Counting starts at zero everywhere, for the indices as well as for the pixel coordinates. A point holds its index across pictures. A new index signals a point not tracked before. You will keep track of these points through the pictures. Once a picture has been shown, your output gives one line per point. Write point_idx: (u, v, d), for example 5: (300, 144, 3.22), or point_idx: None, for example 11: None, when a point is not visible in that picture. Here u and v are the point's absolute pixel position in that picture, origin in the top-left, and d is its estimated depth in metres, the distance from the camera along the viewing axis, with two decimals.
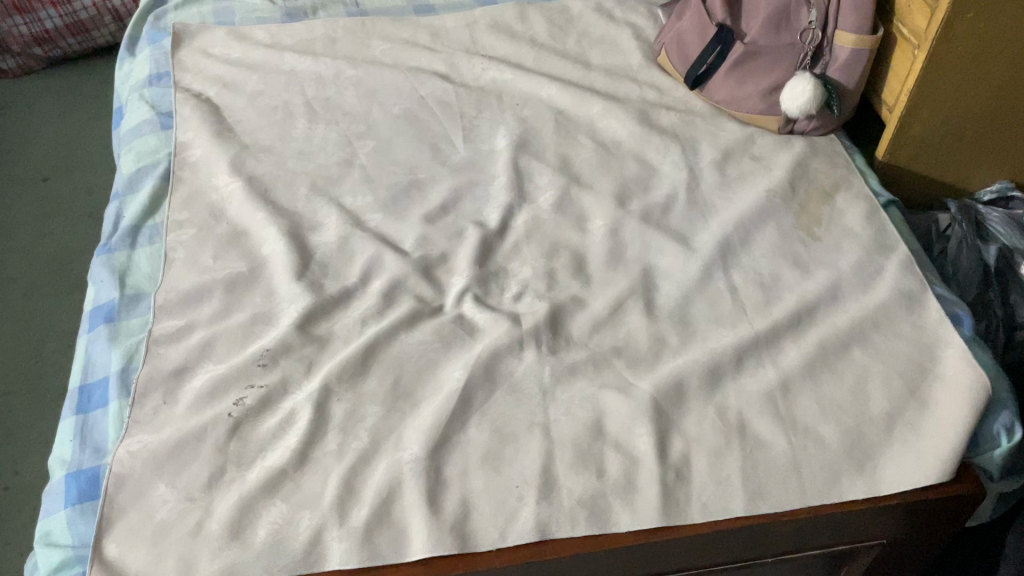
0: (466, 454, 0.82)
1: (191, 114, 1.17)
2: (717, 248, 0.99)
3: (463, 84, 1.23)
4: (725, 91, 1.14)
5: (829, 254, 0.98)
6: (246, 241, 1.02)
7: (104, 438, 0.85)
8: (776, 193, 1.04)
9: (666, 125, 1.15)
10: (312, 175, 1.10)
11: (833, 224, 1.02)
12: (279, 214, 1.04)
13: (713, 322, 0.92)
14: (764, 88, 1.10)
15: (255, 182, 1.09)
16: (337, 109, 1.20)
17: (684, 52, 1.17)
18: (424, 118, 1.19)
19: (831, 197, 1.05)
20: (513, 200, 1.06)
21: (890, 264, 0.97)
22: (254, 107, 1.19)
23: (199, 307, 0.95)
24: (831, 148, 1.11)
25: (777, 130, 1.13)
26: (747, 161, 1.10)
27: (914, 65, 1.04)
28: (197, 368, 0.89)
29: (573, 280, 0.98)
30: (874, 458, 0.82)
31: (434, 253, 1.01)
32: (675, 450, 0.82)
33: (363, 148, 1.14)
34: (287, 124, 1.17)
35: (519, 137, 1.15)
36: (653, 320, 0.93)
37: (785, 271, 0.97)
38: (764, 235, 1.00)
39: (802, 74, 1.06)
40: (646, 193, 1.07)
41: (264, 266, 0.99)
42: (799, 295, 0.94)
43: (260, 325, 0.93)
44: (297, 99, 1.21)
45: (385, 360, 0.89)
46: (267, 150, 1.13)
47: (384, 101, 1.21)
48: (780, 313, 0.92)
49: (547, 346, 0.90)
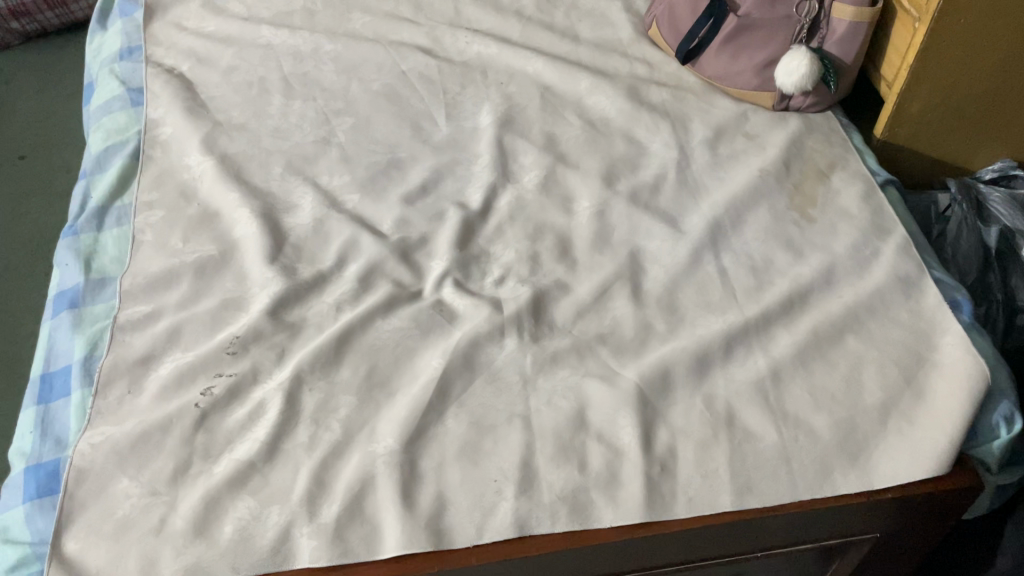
0: (442, 446, 0.78)
1: (163, 90, 1.12)
2: (707, 231, 0.95)
3: (446, 59, 1.19)
4: (718, 66, 1.09)
5: (823, 236, 0.95)
6: (217, 223, 0.98)
7: (66, 430, 0.81)
8: (769, 172, 1.00)
9: (656, 101, 1.11)
10: (288, 154, 1.06)
11: (828, 206, 0.98)
12: (252, 195, 1.00)
13: (702, 308, 0.89)
14: (758, 63, 1.06)
15: (228, 161, 1.04)
16: (315, 85, 1.15)
17: (675, 24, 1.12)
18: (405, 95, 1.14)
19: (827, 177, 1.01)
20: (496, 180, 1.02)
21: (887, 247, 0.93)
22: (228, 82, 1.15)
23: (167, 292, 0.91)
24: (827, 126, 1.07)
25: (772, 107, 1.09)
26: (740, 139, 1.06)
27: (914, 38, 1.00)
28: (164, 356, 0.86)
29: (557, 264, 0.94)
30: (868, 450, 0.78)
31: (414, 235, 0.97)
32: (660, 442, 0.79)
33: (342, 126, 1.10)
34: (262, 101, 1.13)
35: (503, 115, 1.10)
36: (639, 306, 0.89)
37: (778, 254, 0.93)
38: (757, 217, 0.96)
39: (798, 48, 1.02)
40: (634, 173, 1.03)
41: (236, 249, 0.95)
42: (792, 280, 0.90)
43: (231, 311, 0.89)
44: (274, 74, 1.16)
45: (360, 348, 0.86)
46: (241, 127, 1.09)
47: (364, 77, 1.16)
48: (771, 299, 0.88)
49: (529, 333, 0.87)
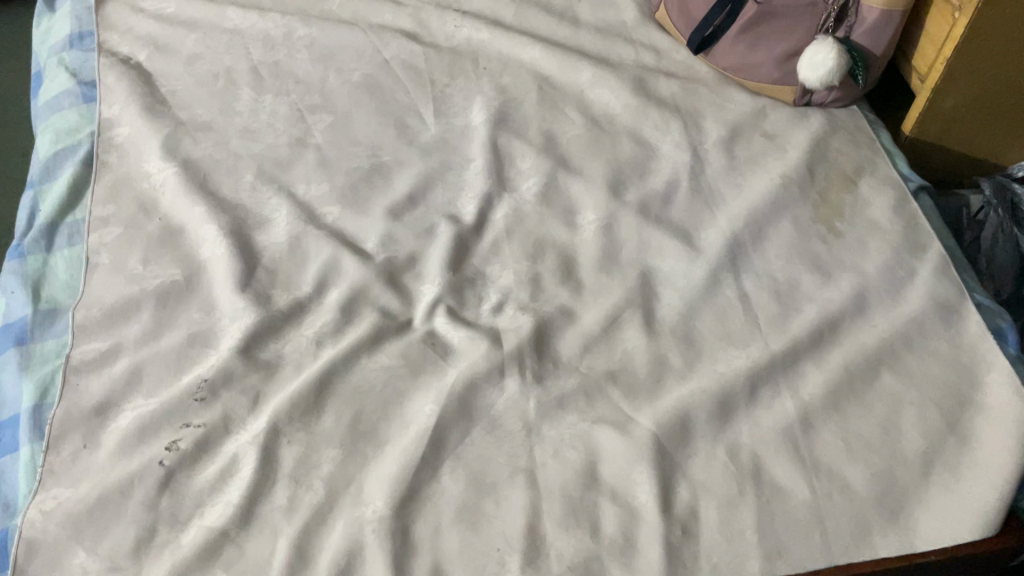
0: (438, 509, 0.70)
1: (117, 84, 1.01)
2: (726, 249, 0.86)
3: (433, 45, 1.08)
4: (733, 57, 0.99)
5: (853, 253, 0.86)
6: (182, 241, 0.88)
7: (14, 492, 0.72)
8: (792, 179, 0.91)
9: (665, 95, 1.01)
10: (260, 158, 0.95)
11: (857, 217, 0.89)
12: (220, 209, 0.90)
13: (722, 340, 0.80)
14: (778, 55, 0.96)
15: (192, 167, 0.94)
16: (287, 76, 1.04)
17: (686, 10, 1.02)
18: (388, 86, 1.03)
19: (854, 184, 0.92)
20: (491, 189, 0.93)
21: (923, 267, 0.84)
22: (190, 73, 1.03)
23: (125, 325, 0.81)
24: (853, 123, 0.98)
25: (793, 102, 0.99)
26: (759, 139, 0.96)
27: (954, 29, 0.90)
28: (123, 402, 0.77)
29: (561, 287, 0.85)
30: (908, 507, 0.71)
31: (401, 255, 0.87)
32: (680, 500, 0.71)
33: (319, 124, 0.99)
34: (229, 95, 1.02)
35: (498, 111, 1.00)
36: (653, 338, 0.81)
37: (804, 275, 0.84)
38: (780, 232, 0.87)
39: (824, 39, 0.91)
40: (643, 179, 0.93)
41: (203, 273, 0.85)
42: (820, 306, 0.82)
43: (198, 348, 0.80)
44: (241, 64, 1.05)
45: (344, 391, 0.77)
46: (205, 127, 0.98)
47: (342, 67, 1.05)
48: (798, 330, 0.80)
49: (532, 372, 0.78)
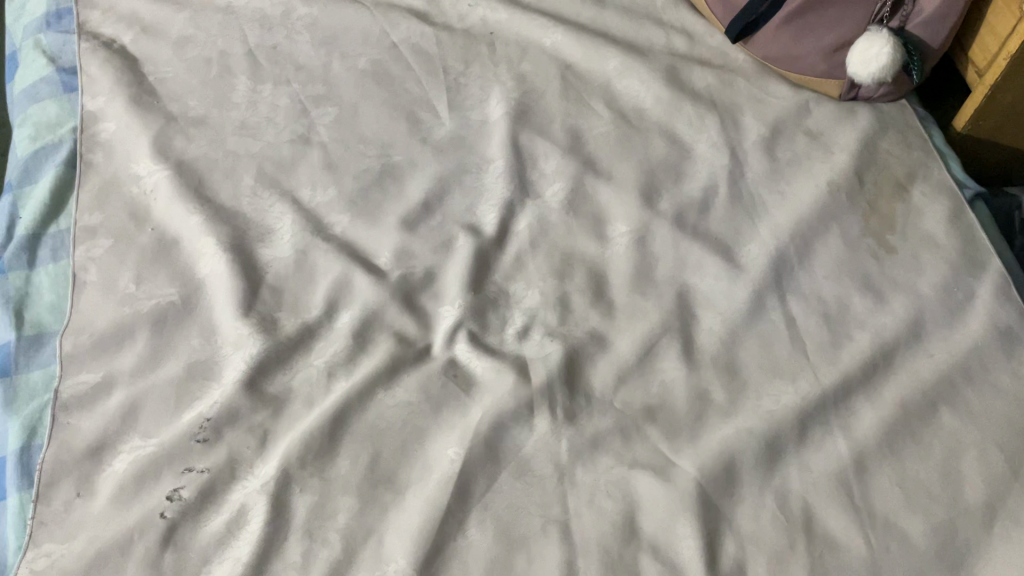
0: (465, 566, 0.65)
1: (100, 71, 0.92)
2: (770, 267, 0.79)
3: (445, 27, 0.99)
4: (776, 48, 0.90)
5: (907, 271, 0.79)
6: (176, 254, 0.81)
7: (3, 546, 0.67)
8: (841, 186, 0.84)
9: (700, 87, 0.92)
10: (259, 158, 0.87)
11: (910, 229, 0.82)
12: (218, 218, 0.82)
13: (768, 371, 0.74)
14: (825, 47, 0.87)
15: (185, 169, 0.86)
16: (287, 62, 0.95)
17: None
18: (397, 74, 0.95)
19: (906, 191, 0.85)
20: (513, 196, 0.85)
21: (983, 287, 0.78)
22: (181, 59, 0.94)
23: (119, 354, 0.75)
24: (903, 120, 0.90)
25: (838, 96, 0.90)
26: (803, 138, 0.88)
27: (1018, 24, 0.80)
28: (119, 443, 0.70)
29: (591, 309, 0.78)
30: (972, 562, 0.65)
31: (417, 272, 0.80)
32: (726, 555, 0.65)
33: (323, 118, 0.91)
34: (224, 84, 0.93)
35: (518, 105, 0.92)
36: (693, 369, 0.75)
37: (855, 297, 0.78)
38: (828, 246, 0.81)
39: (879, 31, 0.83)
40: (678, 184, 0.86)
41: (201, 292, 0.78)
42: (873, 334, 0.75)
43: (199, 381, 0.73)
44: (236, 48, 0.96)
45: (359, 431, 0.71)
46: (199, 122, 0.90)
47: (346, 51, 0.96)
48: (850, 362, 0.74)
49: (563, 409, 0.72)
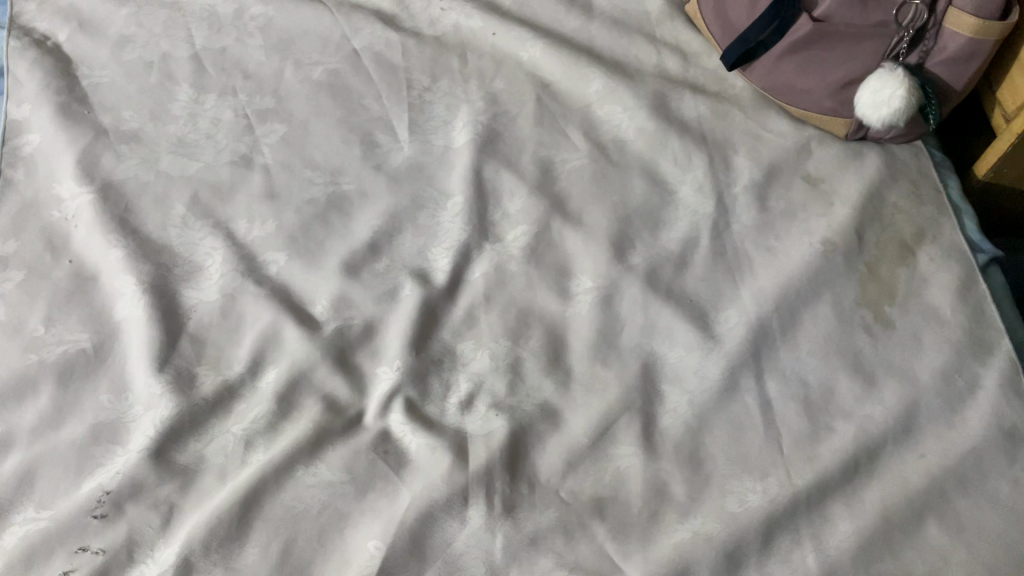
0: None
1: (29, 74, 0.84)
2: (749, 340, 0.70)
3: (413, 33, 0.89)
4: (778, 78, 0.80)
5: (904, 352, 0.70)
6: (94, 292, 0.73)
7: None
8: (838, 245, 0.74)
9: (690, 118, 0.82)
10: (194, 182, 0.79)
11: (911, 299, 0.72)
12: (142, 253, 0.75)
13: (736, 465, 0.66)
14: (832, 82, 0.77)
15: (112, 192, 0.78)
16: (236, 69, 0.86)
17: (724, 13, 0.82)
18: (356, 87, 0.86)
19: (912, 253, 0.74)
20: (470, 239, 0.77)
21: (989, 375, 0.68)
22: (119, 62, 0.86)
23: (20, 408, 0.68)
24: (918, 166, 0.79)
25: (845, 136, 0.80)
26: (800, 184, 0.78)
27: None
28: (11, 512, 0.64)
29: (545, 378, 0.70)
30: None
31: (355, 325, 0.72)
32: None
33: (269, 137, 0.83)
34: (164, 93, 0.84)
35: (485, 129, 0.82)
36: (652, 456, 0.66)
37: (842, 381, 0.69)
38: (817, 317, 0.71)
39: (892, 70, 0.73)
40: (655, 233, 0.77)
41: (116, 339, 0.71)
42: (858, 426, 0.67)
43: (104, 445, 0.67)
44: (181, 50, 0.87)
45: (274, 514, 0.64)
46: (132, 137, 0.82)
47: (302, 59, 0.87)
48: (829, 460, 0.66)
49: (502, 499, 0.64)
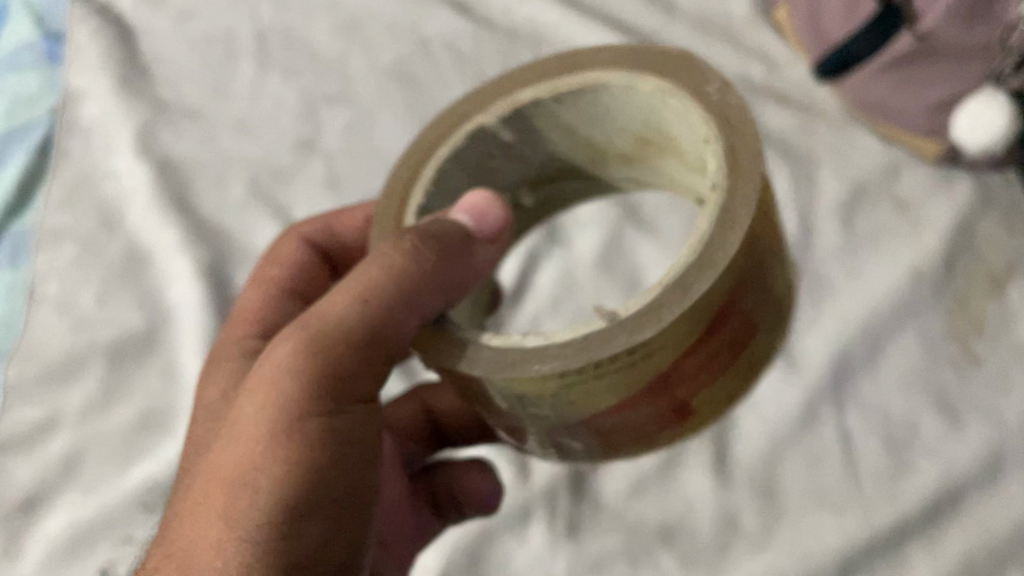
0: None
1: (88, 42, 0.81)
2: (830, 370, 0.67)
3: (484, 21, 0.85)
4: (869, 96, 0.76)
5: (992, 391, 0.66)
6: (148, 272, 0.71)
7: None
8: (925, 274, 0.71)
9: (774, 128, 0.78)
10: (255, 166, 0.77)
11: (1001, 335, 0.68)
12: (200, 235, 0.73)
13: (811, 499, 0.63)
14: (929, 100, 0.73)
15: (170, 171, 0.76)
16: (300, 49, 0.83)
17: (817, 19, 0.77)
18: (424, 76, 0.82)
19: (1003, 286, 0.71)
20: (537, 243, 0.75)
21: None
22: (182, 36, 0.83)
23: (68, 389, 0.67)
24: (1011, 196, 0.74)
25: (935, 162, 0.76)
26: (887, 207, 0.74)
27: None
28: (56, 497, 0.63)
29: None
30: None
31: None
32: None
33: (333, 123, 0.80)
34: (227, 72, 0.82)
35: None
36: (723, 485, 0.64)
37: (926, 418, 0.66)
38: (900, 349, 0.68)
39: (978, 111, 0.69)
40: None
41: (167, 321, 0.69)
42: (943, 467, 0.64)
43: (150, 430, 0.65)
44: (246, 27, 0.84)
45: None
46: (194, 114, 0.79)
47: (369, 43, 0.84)
48: (910, 499, 0.62)
49: (565, 520, 0.64)
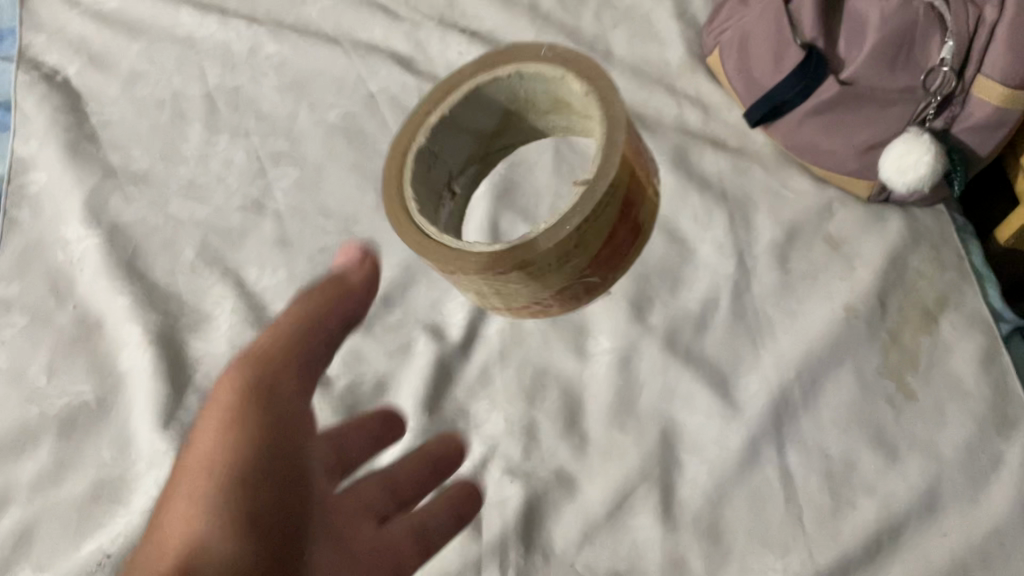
0: None
1: (37, 111, 0.83)
2: (770, 410, 0.69)
3: (429, 76, 0.87)
4: (801, 138, 0.78)
5: (926, 426, 0.68)
6: (99, 341, 0.72)
7: None
8: (859, 311, 0.73)
9: (712, 173, 0.81)
10: (204, 228, 0.78)
11: (934, 370, 0.71)
12: (149, 300, 0.73)
13: (754, 540, 0.65)
14: (856, 144, 0.75)
15: (119, 236, 0.77)
16: (248, 108, 0.85)
17: (749, 69, 0.80)
18: (371, 131, 0.84)
19: (934, 321, 0.73)
20: None
21: (1013, 450, 0.67)
22: (130, 100, 0.85)
23: (21, 462, 0.68)
24: (941, 228, 0.77)
25: (868, 198, 0.78)
26: (822, 247, 0.77)
27: None
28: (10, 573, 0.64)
29: (561, 442, 0.69)
30: None
31: None
32: None
33: (281, 181, 0.81)
34: (175, 134, 0.83)
35: (502, 180, 0.81)
36: (669, 529, 0.65)
37: (864, 454, 0.68)
38: (838, 387, 0.70)
39: (919, 135, 0.71)
40: (674, 292, 0.75)
41: (118, 391, 0.70)
42: (881, 503, 0.66)
43: (102, 501, 0.66)
44: (193, 89, 0.85)
45: None
46: (142, 179, 0.80)
47: (316, 100, 0.85)
48: (850, 537, 0.64)
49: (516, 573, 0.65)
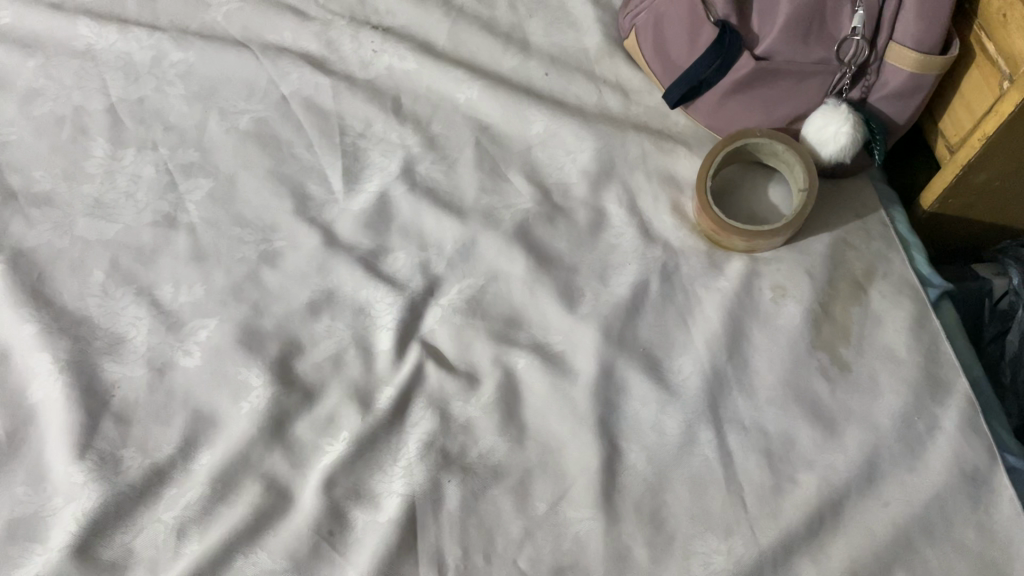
0: None
1: None
2: (706, 392, 0.68)
3: (344, 76, 0.84)
4: (723, 117, 0.77)
5: (862, 396, 0.68)
6: (6, 373, 0.68)
7: None
8: (788, 290, 0.72)
9: (636, 157, 0.80)
10: (114, 247, 0.75)
11: (866, 339, 0.71)
12: (58, 327, 0.70)
13: (698, 524, 0.64)
14: (779, 121, 0.75)
15: (23, 262, 0.73)
16: (155, 120, 0.82)
17: (665, 50, 0.79)
18: (286, 136, 0.81)
19: (864, 290, 0.73)
20: (412, 293, 0.73)
21: (947, 414, 0.67)
22: (28, 117, 0.81)
23: None
24: (864, 198, 0.78)
25: None
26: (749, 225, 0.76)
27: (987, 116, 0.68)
28: None
29: (497, 438, 0.67)
30: None
31: (294, 394, 0.68)
32: None
33: (194, 193, 0.78)
34: (79, 151, 0.79)
35: (423, 178, 0.80)
36: (611, 520, 0.64)
37: (802, 430, 0.67)
38: (773, 364, 0.70)
39: (836, 106, 0.71)
40: (604, 279, 0.74)
41: (31, 424, 0.67)
42: (821, 477, 0.65)
43: (15, 541, 0.62)
44: (96, 102, 0.82)
45: None
46: (45, 201, 0.77)
47: (227, 107, 0.83)
48: (793, 515, 0.64)
49: None
